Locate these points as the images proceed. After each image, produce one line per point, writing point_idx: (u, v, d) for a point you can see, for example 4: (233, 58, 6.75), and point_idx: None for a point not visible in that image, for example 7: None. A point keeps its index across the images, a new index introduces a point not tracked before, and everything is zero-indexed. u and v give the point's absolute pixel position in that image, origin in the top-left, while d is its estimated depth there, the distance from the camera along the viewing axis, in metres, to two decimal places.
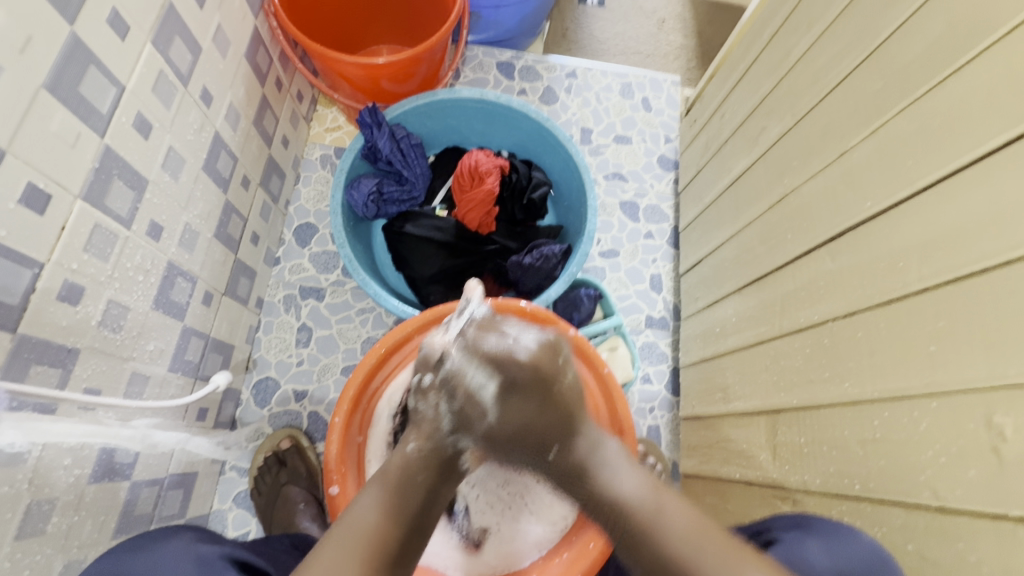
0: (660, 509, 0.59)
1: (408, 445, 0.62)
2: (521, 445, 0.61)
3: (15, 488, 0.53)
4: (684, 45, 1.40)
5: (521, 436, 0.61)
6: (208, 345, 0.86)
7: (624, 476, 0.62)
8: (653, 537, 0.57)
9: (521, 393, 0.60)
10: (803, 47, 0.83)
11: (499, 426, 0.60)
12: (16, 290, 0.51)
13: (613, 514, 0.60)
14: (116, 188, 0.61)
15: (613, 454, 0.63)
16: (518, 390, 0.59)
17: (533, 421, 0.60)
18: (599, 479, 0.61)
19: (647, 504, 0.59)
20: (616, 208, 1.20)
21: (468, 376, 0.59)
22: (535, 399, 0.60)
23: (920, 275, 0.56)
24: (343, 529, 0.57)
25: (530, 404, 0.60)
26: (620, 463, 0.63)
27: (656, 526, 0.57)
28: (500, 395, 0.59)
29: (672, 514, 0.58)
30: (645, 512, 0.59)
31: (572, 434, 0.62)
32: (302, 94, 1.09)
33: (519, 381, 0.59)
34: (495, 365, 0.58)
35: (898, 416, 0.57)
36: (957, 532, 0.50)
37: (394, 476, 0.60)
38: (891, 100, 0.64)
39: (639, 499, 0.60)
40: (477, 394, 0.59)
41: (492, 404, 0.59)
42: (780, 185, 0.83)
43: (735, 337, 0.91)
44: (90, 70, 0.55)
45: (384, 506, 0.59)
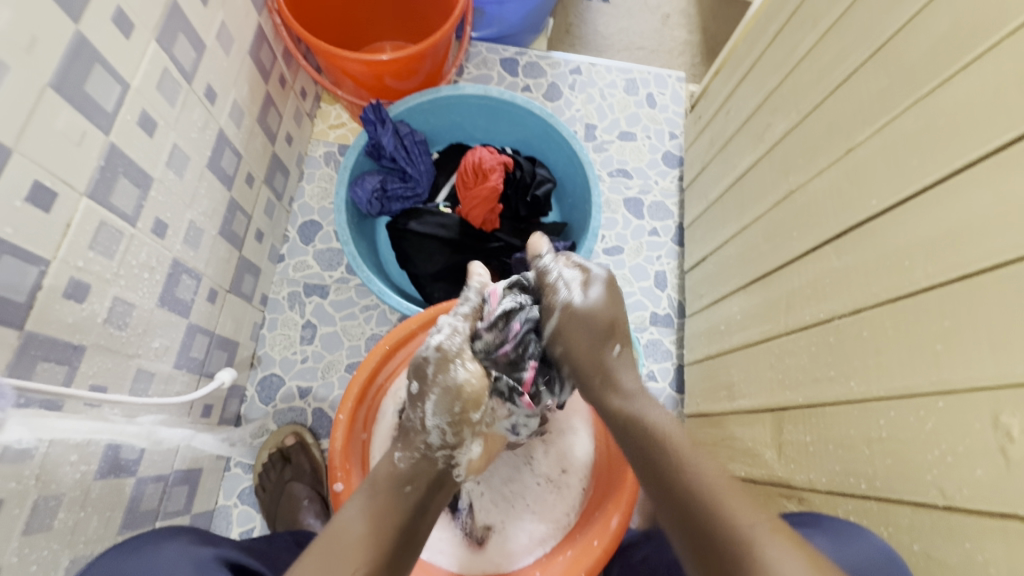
0: (696, 456, 0.54)
1: (394, 457, 0.64)
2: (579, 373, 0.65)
3: (23, 484, 0.53)
4: (689, 41, 1.39)
5: (590, 342, 0.64)
6: (213, 342, 0.87)
7: (663, 418, 0.60)
8: (684, 474, 0.53)
9: (613, 302, 0.66)
10: (809, 42, 0.82)
11: (581, 305, 0.65)
12: (23, 288, 0.51)
13: (646, 451, 0.57)
14: (122, 186, 0.61)
15: (652, 403, 0.61)
16: (617, 294, 0.67)
17: (599, 320, 0.64)
18: (638, 412, 0.60)
19: (685, 445, 0.56)
20: (620, 205, 1.20)
21: (559, 271, 0.71)
22: (623, 311, 0.67)
23: (927, 273, 0.56)
24: (327, 536, 0.54)
25: (619, 303, 0.66)
26: (660, 409, 0.61)
27: (689, 462, 0.54)
28: (598, 288, 0.67)
29: (704, 460, 0.54)
30: (680, 451, 0.55)
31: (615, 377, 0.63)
32: (305, 91, 1.09)
33: (618, 284, 0.68)
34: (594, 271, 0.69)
35: (904, 415, 0.56)
36: (963, 532, 0.49)
37: (381, 485, 0.60)
38: (899, 96, 0.63)
39: (679, 439, 0.56)
40: (564, 286, 0.68)
41: (593, 299, 0.65)
42: (786, 182, 0.83)
43: (740, 335, 0.90)
44: (94, 68, 0.55)
45: (373, 511, 0.57)
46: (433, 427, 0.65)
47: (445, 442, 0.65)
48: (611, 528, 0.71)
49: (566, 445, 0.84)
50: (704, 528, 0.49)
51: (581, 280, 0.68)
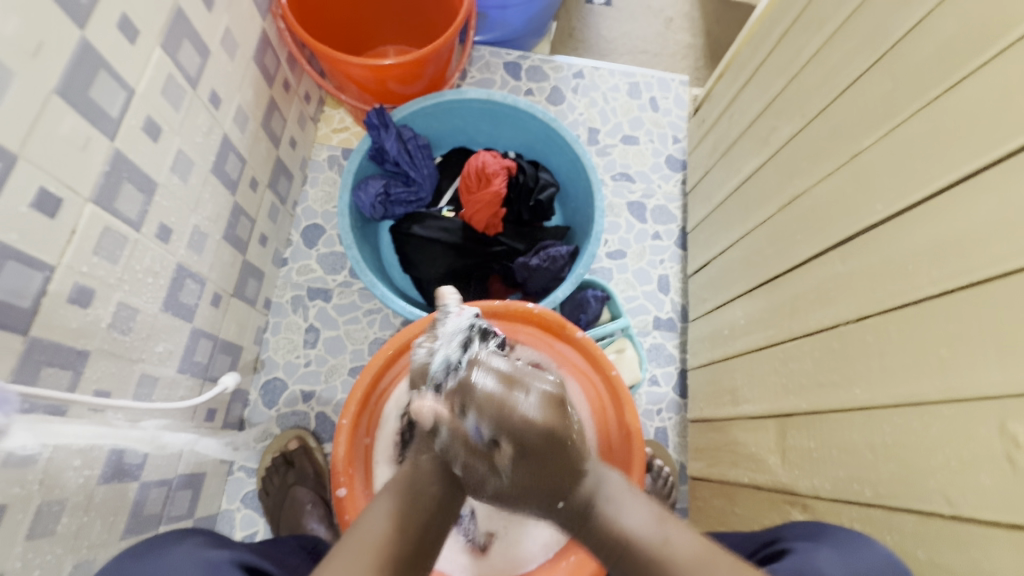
0: (669, 541, 0.56)
1: (418, 453, 0.61)
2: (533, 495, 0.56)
3: (27, 489, 0.53)
4: (692, 45, 1.39)
5: (529, 495, 0.56)
6: (216, 346, 0.87)
7: (630, 509, 0.59)
8: (668, 575, 0.54)
9: (532, 452, 0.53)
10: (813, 46, 0.82)
11: (504, 482, 0.56)
12: (28, 293, 0.51)
13: (620, 555, 0.57)
14: (126, 191, 0.61)
15: (614, 484, 0.60)
16: (526, 458, 0.54)
17: (535, 482, 0.55)
18: (602, 517, 0.58)
19: (656, 541, 0.56)
20: (623, 209, 1.20)
21: (484, 380, 0.53)
22: (538, 463, 0.54)
23: (933, 278, 0.55)
24: (350, 542, 0.55)
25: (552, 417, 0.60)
26: (623, 494, 0.60)
27: (668, 566, 0.55)
28: (507, 454, 0.53)
29: (683, 561, 0.55)
30: (653, 553, 0.56)
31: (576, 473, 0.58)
32: (309, 96, 1.09)
33: (532, 435, 0.52)
34: (506, 404, 0.52)
35: (910, 421, 0.56)
36: (970, 541, 0.49)
37: (404, 485, 0.58)
38: (904, 101, 0.63)
39: (647, 535, 0.57)
40: (474, 438, 0.53)
41: (503, 462, 0.54)
42: (790, 187, 0.82)
43: (744, 340, 0.90)
44: (99, 74, 0.55)
45: (396, 514, 0.57)
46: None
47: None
48: None
49: None
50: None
51: (491, 439, 0.53)
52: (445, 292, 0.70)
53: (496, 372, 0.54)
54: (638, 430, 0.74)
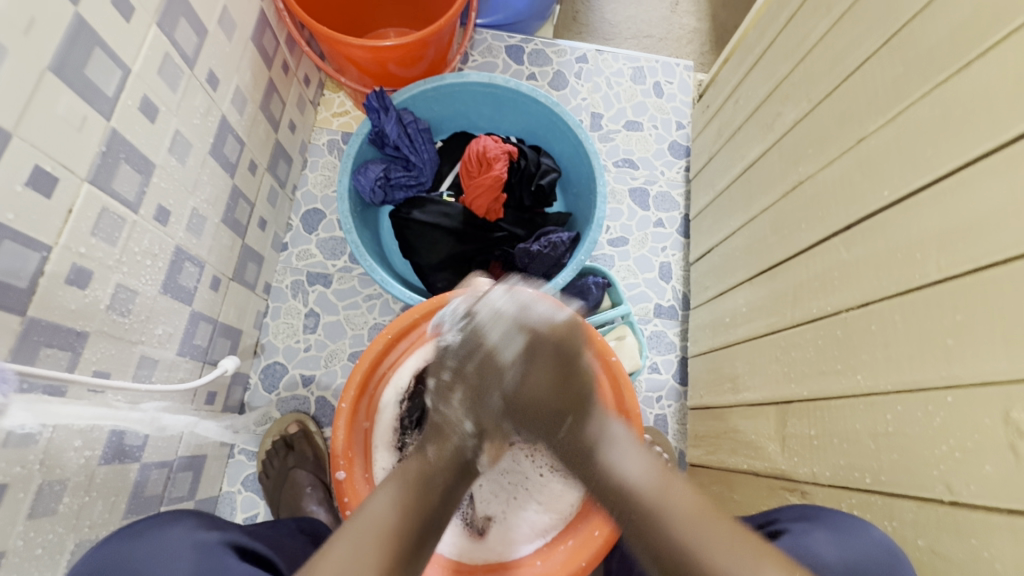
0: (665, 490, 0.58)
1: (427, 450, 0.62)
2: (535, 422, 0.61)
3: (27, 469, 0.54)
4: (697, 29, 1.37)
5: (534, 411, 0.60)
6: (216, 330, 0.87)
7: (632, 458, 0.61)
8: (657, 523, 0.56)
9: (540, 359, 0.59)
10: (821, 29, 0.80)
11: (517, 392, 0.59)
12: (24, 273, 0.51)
13: (618, 500, 0.59)
14: (123, 172, 0.61)
15: (619, 436, 0.62)
16: (539, 359, 0.59)
17: (548, 395, 0.60)
18: (608, 461, 0.60)
19: (652, 489, 0.58)
20: (625, 195, 1.19)
21: (490, 333, 0.60)
22: (547, 376, 0.60)
23: (939, 265, 0.55)
24: (359, 523, 0.56)
25: (550, 376, 0.60)
26: (625, 447, 0.62)
27: (661, 509, 0.57)
28: (518, 360, 0.59)
29: (677, 508, 0.57)
30: (651, 499, 0.57)
31: (583, 411, 0.62)
32: (308, 78, 1.08)
33: (543, 341, 0.60)
34: (526, 325, 0.60)
35: (912, 410, 0.56)
36: (969, 528, 0.49)
37: (412, 476, 0.59)
38: (913, 85, 0.61)
39: (647, 484, 0.59)
40: (501, 356, 0.59)
41: (513, 365, 0.59)
42: (795, 173, 0.82)
43: (745, 327, 0.90)
44: (94, 52, 0.54)
45: (402, 501, 0.57)
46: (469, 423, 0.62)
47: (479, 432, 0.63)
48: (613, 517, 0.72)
49: None
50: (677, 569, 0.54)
51: (512, 352, 0.59)
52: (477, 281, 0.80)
53: (510, 304, 0.61)
54: (637, 416, 0.76)
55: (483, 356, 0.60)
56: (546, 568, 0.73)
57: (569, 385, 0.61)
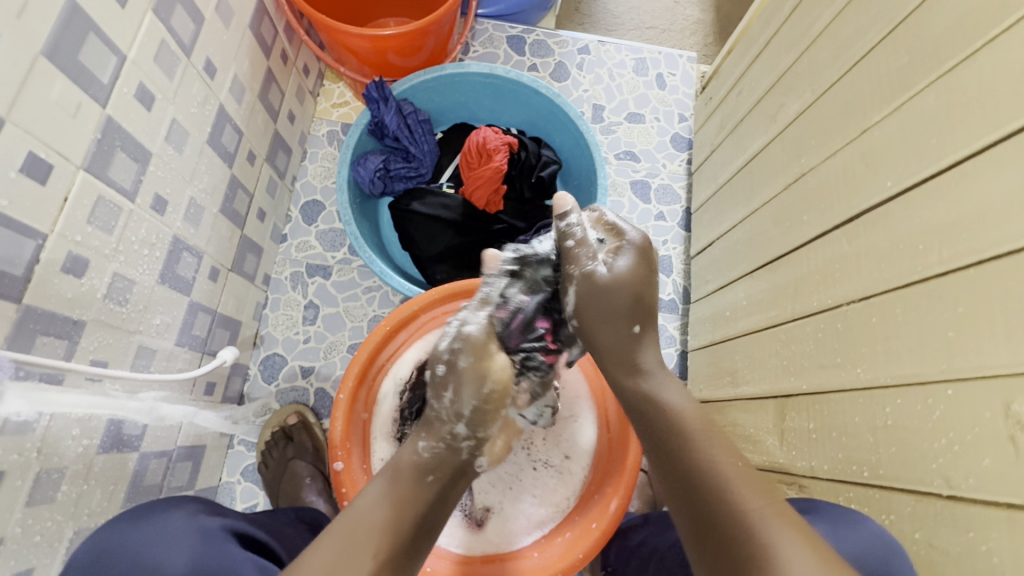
0: (711, 429, 0.56)
1: (418, 444, 0.60)
2: (602, 310, 0.61)
3: (24, 457, 0.54)
4: (701, 20, 1.35)
5: (599, 306, 0.62)
6: (215, 320, 0.87)
7: (675, 392, 0.60)
8: (692, 451, 0.54)
9: (630, 258, 0.62)
10: (825, 18, 0.79)
11: (603, 280, 0.62)
12: (20, 261, 0.51)
13: (660, 425, 0.57)
14: (119, 160, 0.60)
15: (669, 372, 0.62)
16: (624, 271, 0.62)
17: (610, 312, 0.62)
18: (650, 385, 0.61)
19: (697, 422, 0.57)
20: (627, 188, 1.18)
21: (583, 234, 0.65)
22: (603, 305, 0.61)
23: (940, 257, 0.54)
24: (348, 519, 0.52)
25: (637, 272, 0.62)
26: (670, 381, 0.61)
27: (705, 438, 0.55)
28: (610, 258, 0.63)
29: (718, 445, 0.54)
30: (693, 428, 0.56)
31: (647, 324, 0.63)
32: (308, 68, 1.07)
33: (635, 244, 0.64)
34: (614, 232, 0.66)
35: (911, 403, 0.55)
36: (967, 521, 0.49)
37: (403, 470, 0.57)
38: (918, 75, 0.61)
39: (689, 416, 0.57)
40: (589, 254, 0.63)
41: (605, 274, 0.62)
42: (797, 165, 0.81)
43: (745, 321, 0.89)
44: (89, 38, 0.54)
45: (393, 498, 0.55)
46: (461, 413, 0.62)
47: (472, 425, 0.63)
48: (611, 510, 0.72)
49: (569, 431, 0.84)
50: (696, 491, 0.51)
51: (607, 248, 0.65)
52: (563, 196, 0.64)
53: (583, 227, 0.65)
54: None
55: (573, 255, 0.64)
56: (543, 560, 0.73)
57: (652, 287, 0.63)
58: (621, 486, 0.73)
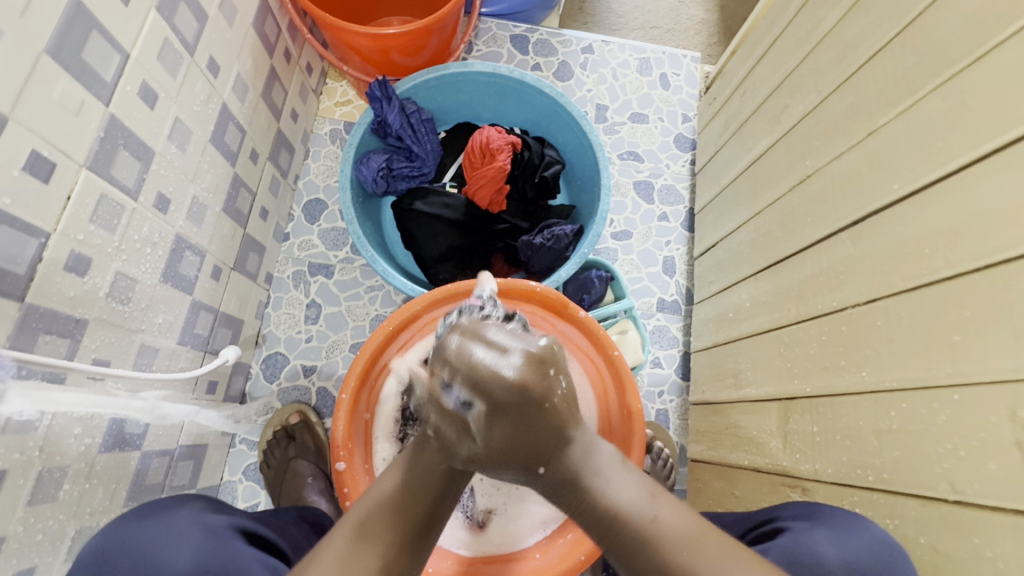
0: (658, 519, 0.51)
1: (430, 433, 0.59)
2: (508, 465, 0.50)
3: (27, 455, 0.54)
4: (706, 20, 1.35)
5: (508, 457, 0.50)
6: (217, 319, 0.87)
7: (617, 482, 0.53)
8: (652, 554, 0.50)
9: (505, 415, 0.48)
10: (832, 19, 0.78)
11: (486, 451, 0.50)
12: (22, 259, 0.50)
13: (608, 528, 0.52)
14: (122, 158, 0.60)
15: (604, 461, 0.53)
16: (499, 413, 0.47)
17: (517, 441, 0.49)
18: (590, 492, 0.52)
19: (647, 517, 0.51)
20: (630, 188, 1.18)
21: (443, 401, 0.49)
22: (514, 422, 0.48)
23: (947, 260, 0.54)
24: (364, 511, 0.53)
25: (507, 429, 0.48)
26: (614, 470, 0.54)
27: (654, 543, 0.50)
28: (483, 417, 0.48)
29: (672, 536, 0.51)
30: (642, 531, 0.51)
31: (557, 451, 0.52)
32: (311, 67, 1.07)
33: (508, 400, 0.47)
34: (474, 382, 0.47)
35: (917, 407, 0.55)
36: (973, 526, 0.48)
37: (419, 460, 0.55)
38: (926, 76, 0.60)
39: (639, 513, 0.51)
40: (451, 415, 0.49)
41: (473, 426, 0.48)
42: (802, 166, 0.80)
43: (748, 323, 0.89)
44: (92, 36, 0.53)
45: (406, 488, 0.53)
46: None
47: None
48: None
49: None
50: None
51: (470, 410, 0.48)
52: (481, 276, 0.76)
53: (480, 351, 0.47)
54: (639, 409, 0.75)
55: (433, 397, 0.50)
56: (546, 561, 0.73)
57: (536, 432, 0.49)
58: None
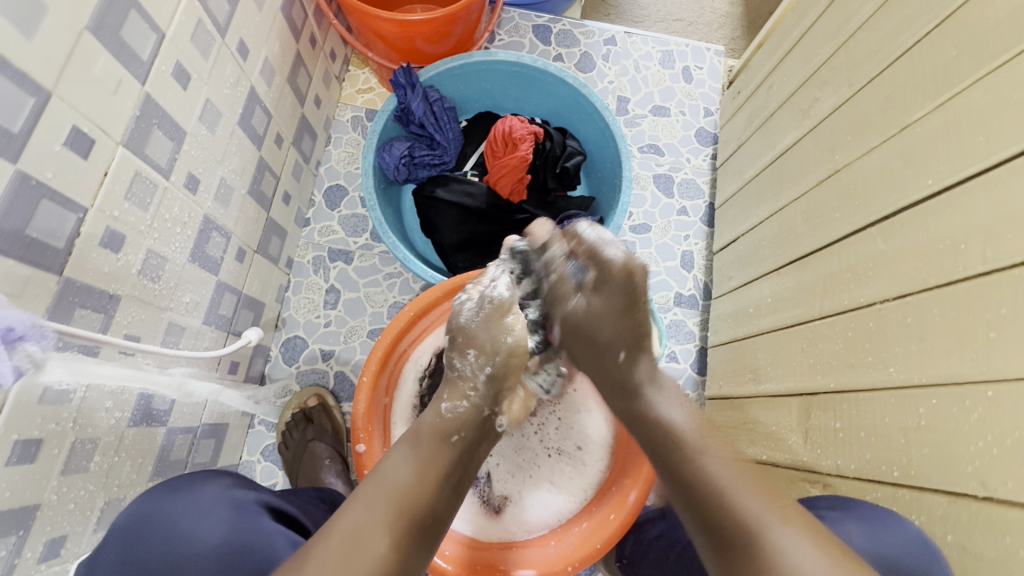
0: (705, 437, 0.58)
1: (442, 406, 0.61)
2: (593, 354, 0.68)
3: (62, 426, 0.55)
4: (729, 13, 1.33)
5: (595, 340, 0.68)
6: (240, 301, 0.88)
7: (675, 407, 0.63)
8: (691, 462, 0.56)
9: (612, 293, 0.67)
10: (867, 11, 0.77)
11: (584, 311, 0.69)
12: (61, 234, 0.51)
13: (659, 438, 0.60)
14: (156, 138, 0.61)
15: (665, 387, 0.64)
16: (607, 294, 0.67)
17: (607, 330, 0.67)
18: (650, 402, 0.63)
19: (694, 432, 0.59)
20: (650, 181, 1.17)
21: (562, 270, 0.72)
22: (612, 306, 0.67)
23: (985, 257, 0.53)
24: (374, 484, 0.53)
25: (619, 306, 0.67)
26: (670, 397, 0.64)
27: (697, 452, 0.57)
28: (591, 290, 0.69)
29: (714, 450, 0.57)
30: (689, 440, 0.58)
31: (639, 352, 0.66)
32: (334, 53, 1.07)
33: (613, 281, 0.67)
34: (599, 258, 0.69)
35: (947, 404, 0.54)
36: (1004, 524, 0.48)
37: (426, 434, 0.57)
38: (968, 68, 0.59)
39: (685, 428, 0.59)
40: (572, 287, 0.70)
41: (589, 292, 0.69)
42: (830, 161, 0.79)
43: (770, 318, 0.88)
44: (130, 15, 0.54)
45: (419, 462, 0.55)
46: (483, 368, 0.64)
47: (492, 387, 0.64)
48: (629, 502, 0.72)
49: (582, 421, 0.84)
50: (704, 511, 0.53)
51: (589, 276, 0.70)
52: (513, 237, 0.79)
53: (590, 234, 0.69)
54: None
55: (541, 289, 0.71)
56: (560, 548, 0.73)
57: (627, 322, 0.67)
58: (639, 478, 0.72)
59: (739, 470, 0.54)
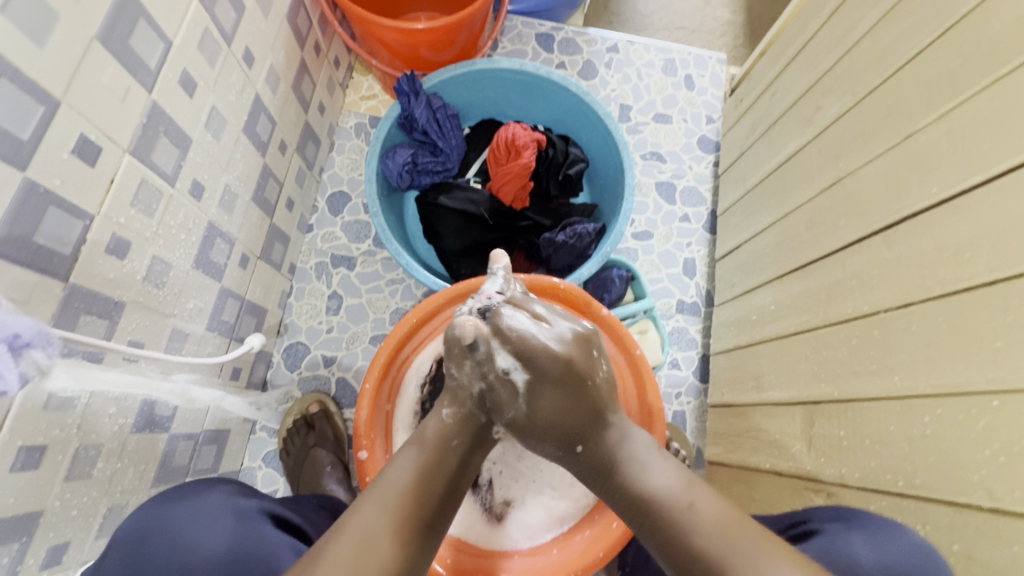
0: (694, 505, 0.53)
1: (441, 411, 0.60)
2: (548, 440, 0.59)
3: (65, 432, 0.55)
4: (732, 21, 1.34)
5: (546, 436, 0.59)
6: (243, 307, 0.88)
7: (655, 468, 0.57)
8: (682, 539, 0.52)
9: (552, 385, 0.58)
10: (870, 20, 0.77)
11: (527, 415, 0.59)
12: (68, 240, 0.52)
13: (646, 513, 0.55)
14: (162, 145, 0.61)
15: (641, 446, 0.59)
16: (544, 382, 0.58)
17: (560, 418, 0.58)
18: (627, 472, 0.57)
19: (682, 503, 0.54)
20: (652, 188, 1.17)
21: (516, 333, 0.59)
22: (566, 392, 0.58)
23: (989, 266, 0.53)
24: (380, 490, 0.53)
25: (558, 398, 0.58)
26: (651, 454, 0.59)
27: (689, 531, 0.52)
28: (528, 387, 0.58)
29: (708, 523, 0.52)
30: (680, 516, 0.53)
31: (603, 416, 0.60)
32: (339, 61, 1.08)
33: (549, 371, 0.58)
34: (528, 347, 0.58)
35: (952, 413, 0.54)
36: (1011, 535, 0.48)
37: (430, 438, 0.58)
38: (971, 78, 0.59)
39: (674, 498, 0.54)
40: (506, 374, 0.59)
41: (523, 391, 0.58)
42: (834, 169, 0.80)
43: (773, 325, 0.88)
44: (139, 23, 0.55)
45: (421, 466, 0.55)
46: (484, 374, 0.60)
47: (489, 397, 0.62)
48: None
49: None
50: None
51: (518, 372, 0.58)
52: (496, 254, 0.73)
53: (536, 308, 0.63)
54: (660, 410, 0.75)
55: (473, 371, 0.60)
56: (563, 557, 0.74)
57: (580, 402, 0.59)
58: None
59: (735, 541, 0.50)
